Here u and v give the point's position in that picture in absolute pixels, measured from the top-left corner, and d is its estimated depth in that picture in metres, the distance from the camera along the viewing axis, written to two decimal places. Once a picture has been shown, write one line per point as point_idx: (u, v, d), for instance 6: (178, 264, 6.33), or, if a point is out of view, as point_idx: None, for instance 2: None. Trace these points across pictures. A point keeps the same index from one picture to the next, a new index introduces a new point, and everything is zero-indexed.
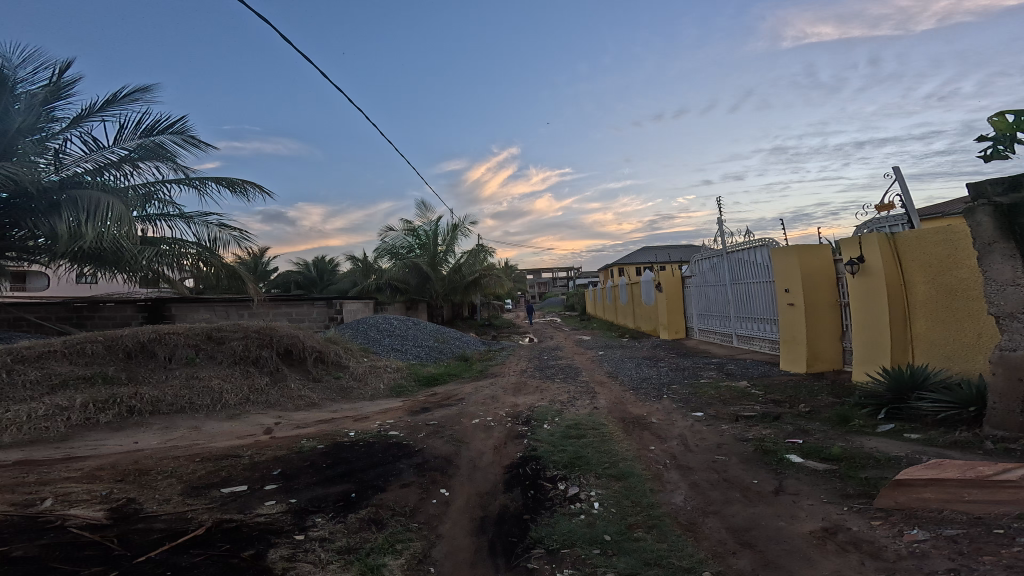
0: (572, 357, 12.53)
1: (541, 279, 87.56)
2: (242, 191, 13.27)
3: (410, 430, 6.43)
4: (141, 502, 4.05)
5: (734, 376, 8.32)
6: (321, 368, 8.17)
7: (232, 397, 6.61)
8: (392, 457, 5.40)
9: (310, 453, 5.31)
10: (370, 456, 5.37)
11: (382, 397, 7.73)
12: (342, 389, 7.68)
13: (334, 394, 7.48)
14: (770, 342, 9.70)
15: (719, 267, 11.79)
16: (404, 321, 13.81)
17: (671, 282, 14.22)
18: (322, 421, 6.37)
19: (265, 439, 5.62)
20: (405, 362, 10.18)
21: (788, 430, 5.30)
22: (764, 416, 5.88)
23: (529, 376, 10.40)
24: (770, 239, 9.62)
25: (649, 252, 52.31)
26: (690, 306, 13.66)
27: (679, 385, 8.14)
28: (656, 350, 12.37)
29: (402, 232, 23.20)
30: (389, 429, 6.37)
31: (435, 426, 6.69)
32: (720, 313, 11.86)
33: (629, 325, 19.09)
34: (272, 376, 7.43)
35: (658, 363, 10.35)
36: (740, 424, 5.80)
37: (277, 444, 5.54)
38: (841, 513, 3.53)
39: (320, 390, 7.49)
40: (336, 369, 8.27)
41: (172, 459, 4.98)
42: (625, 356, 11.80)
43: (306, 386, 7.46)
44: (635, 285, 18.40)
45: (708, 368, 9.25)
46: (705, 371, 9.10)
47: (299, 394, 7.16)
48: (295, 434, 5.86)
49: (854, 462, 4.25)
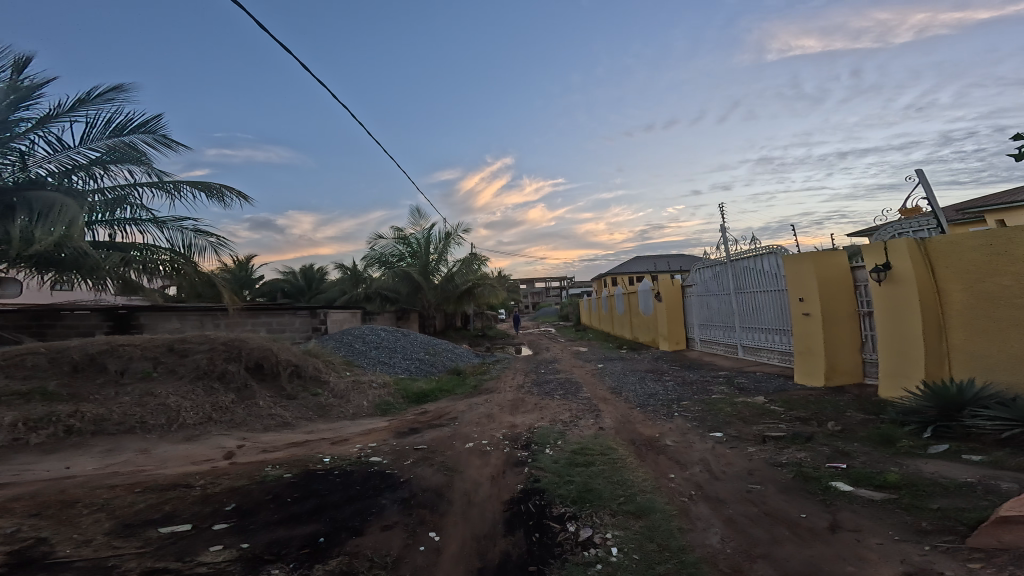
0: (570, 369, 11.90)
1: (534, 289, 87.17)
2: (219, 196, 12.55)
3: (397, 456, 5.68)
4: (54, 543, 3.27)
5: (748, 390, 7.76)
6: (298, 382, 7.38)
7: (191, 417, 5.81)
8: (373, 490, 4.65)
9: (274, 484, 4.53)
10: (346, 489, 4.61)
11: (366, 416, 6.96)
12: (320, 407, 6.89)
13: (310, 413, 6.69)
14: (781, 354, 9.19)
15: (723, 275, 11.33)
16: (391, 332, 12.99)
17: (671, 291, 13.74)
18: (294, 444, 5.59)
19: (224, 465, 4.84)
20: (392, 376, 9.40)
21: (827, 453, 4.74)
22: (794, 437, 5.30)
23: (527, 392, 9.73)
24: (779, 246, 9.14)
25: (643, 261, 52.20)
26: (691, 316, 13.14)
27: (691, 401, 7.52)
28: (659, 362, 11.80)
29: (394, 240, 22.45)
30: (371, 454, 5.61)
31: (424, 450, 5.95)
32: (724, 323, 11.36)
33: (627, 336, 18.52)
34: (239, 393, 6.59)
35: (664, 377, 9.74)
36: (767, 447, 5.22)
37: (237, 471, 4.75)
38: (923, 554, 2.99)
39: (295, 407, 6.70)
40: (314, 384, 7.48)
41: (106, 489, 4.16)
42: (626, 368, 11.20)
43: (278, 404, 6.66)
44: (633, 295, 17.91)
45: (717, 382, 8.68)
46: (714, 385, 8.52)
47: (270, 413, 6.36)
48: (261, 459, 5.08)
49: (916, 490, 3.73)
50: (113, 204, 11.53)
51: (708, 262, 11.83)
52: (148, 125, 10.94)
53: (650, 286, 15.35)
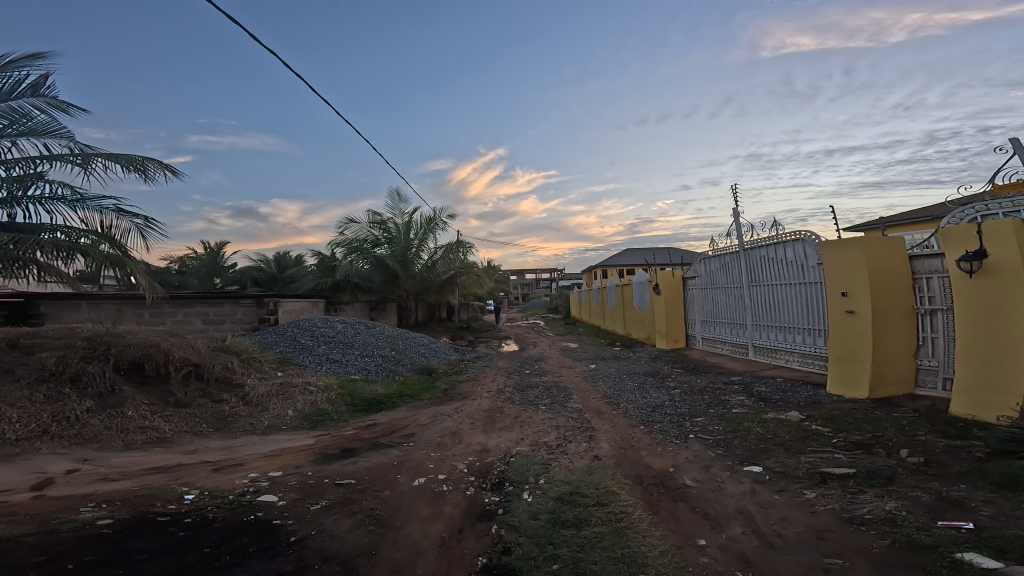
0: (558, 371, 10.34)
1: (524, 281, 85.69)
2: (143, 169, 10.53)
3: (304, 494, 4.01)
4: None
5: (774, 402, 6.29)
6: (196, 386, 5.68)
7: (11, 431, 4.13)
8: (230, 556, 2.96)
9: (69, 540, 2.88)
10: (183, 552, 2.91)
11: (285, 433, 5.26)
12: (220, 418, 5.26)
13: (204, 426, 5.05)
14: (803, 356, 7.72)
15: (731, 266, 9.62)
16: (347, 323, 11.08)
17: (670, 283, 11.86)
18: (153, 471, 3.98)
19: (20, 503, 3.25)
20: (338, 379, 7.63)
21: (928, 502, 3.41)
22: (868, 477, 3.88)
23: (507, 399, 8.15)
24: (808, 231, 7.44)
25: (635, 254, 51.14)
26: (691, 309, 11.53)
27: (707, 418, 6.03)
28: (658, 362, 10.35)
29: (368, 224, 20.01)
30: (265, 490, 3.94)
31: (353, 486, 4.29)
32: (730, 319, 9.77)
33: (620, 331, 17.07)
34: (100, 399, 4.89)
35: (666, 382, 8.26)
36: (832, 492, 3.75)
37: (33, 512, 3.17)
38: None
39: (182, 418, 5.05)
40: (219, 389, 5.79)
41: None
42: (622, 371, 9.69)
43: (156, 413, 4.98)
44: (627, 287, 16.38)
45: (732, 389, 7.22)
46: (730, 394, 7.03)
47: (140, 426, 4.72)
48: (86, 494, 3.48)
49: None
50: (14, 179, 9.52)
51: (716, 250, 10.09)
52: (42, 81, 8.89)
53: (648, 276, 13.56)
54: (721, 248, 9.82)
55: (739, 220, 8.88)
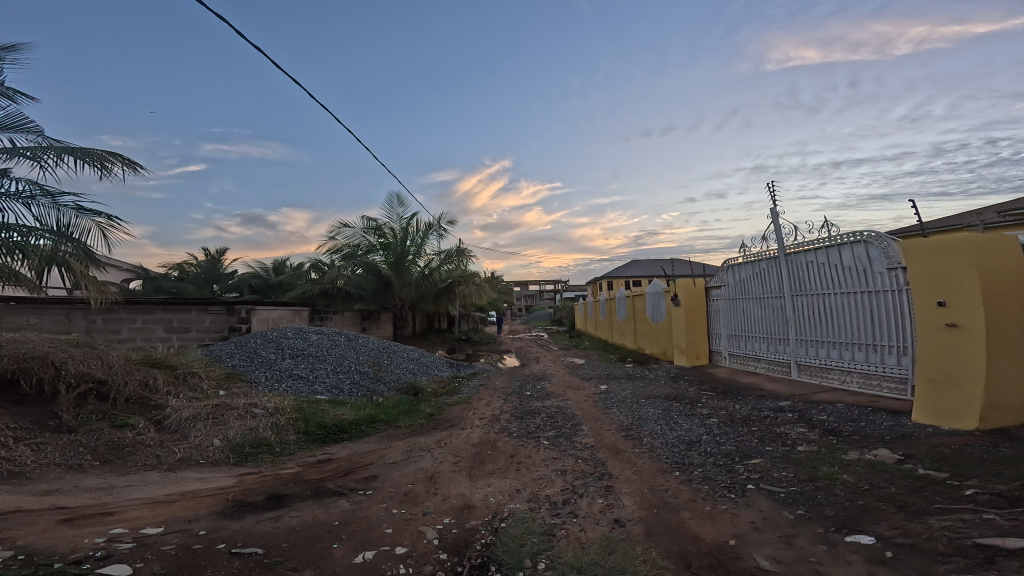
0: (563, 393, 8.94)
1: (527, 292, 84.39)
2: (102, 164, 9.50)
3: (175, 568, 2.80)
4: None
5: (850, 437, 4.93)
6: (94, 407, 4.67)
7: None
8: None
9: None
10: None
11: (205, 478, 4.01)
12: (112, 447, 4.19)
13: (84, 457, 3.99)
14: (865, 377, 6.31)
15: (767, 272, 8.21)
16: (325, 333, 9.76)
17: (692, 295, 10.46)
18: None
19: None
20: (297, 399, 6.30)
21: None
22: None
23: (502, 429, 6.78)
24: (871, 231, 6.01)
25: (642, 265, 49.65)
26: (717, 322, 10.07)
27: (764, 461, 4.64)
28: (680, 382, 8.93)
29: (361, 230, 18.68)
30: (115, 563, 2.75)
31: (258, 560, 2.98)
32: (766, 333, 8.33)
33: (630, 345, 15.58)
34: None
35: (695, 410, 6.85)
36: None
37: None
38: None
39: (58, 448, 4.00)
40: (127, 411, 4.77)
41: None
42: (638, 393, 8.28)
43: (21, 441, 3.93)
44: (639, 298, 14.96)
45: (783, 420, 5.81)
46: (783, 426, 5.62)
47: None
48: None
49: None
50: None
51: (747, 255, 8.67)
52: None
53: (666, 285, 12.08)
54: (754, 253, 8.38)
55: (778, 220, 7.51)
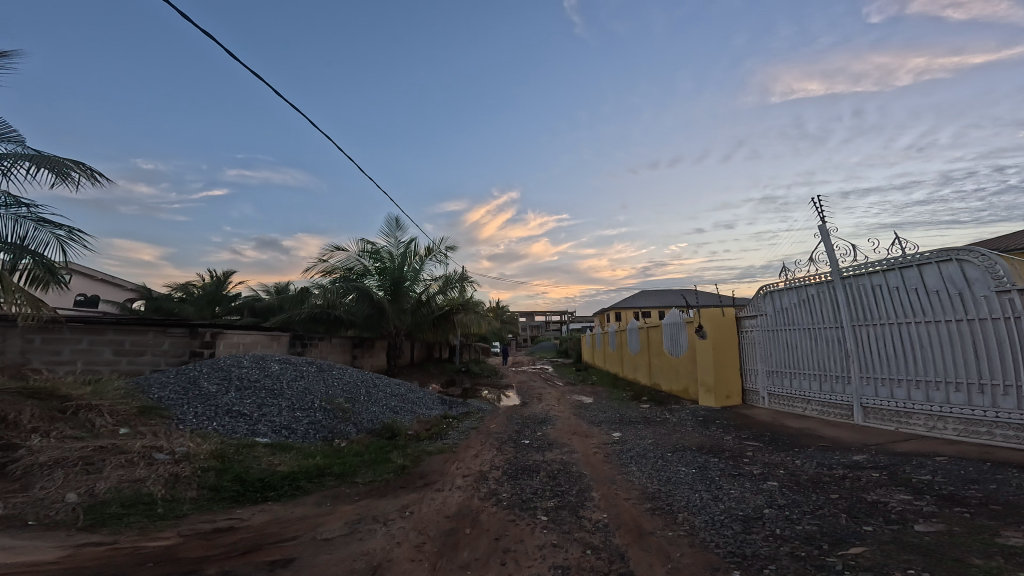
0: (571, 444, 7.35)
1: (533, 323, 82.68)
2: (65, 172, 8.90)
3: None
4: None
5: (981, 506, 3.40)
6: None
7: None
8: None
9: None
10: None
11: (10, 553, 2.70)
12: None
13: None
14: (965, 424, 4.82)
15: (816, 300, 6.89)
16: (293, 362, 8.44)
17: (720, 326, 8.96)
18: None
19: None
20: (224, 442, 4.95)
21: None
22: None
23: (489, 495, 5.23)
24: (966, 246, 4.82)
25: (653, 296, 47.95)
26: (752, 356, 8.57)
27: (868, 551, 3.09)
28: (711, 428, 7.33)
29: (357, 253, 17.56)
30: None
31: None
32: (817, 370, 6.86)
33: (645, 382, 13.89)
34: None
35: (740, 468, 5.27)
36: None
37: None
38: None
39: None
40: None
41: None
42: (662, 444, 6.71)
43: None
44: (654, 330, 13.43)
45: (870, 481, 4.28)
46: (870, 489, 4.10)
47: None
48: None
49: None
50: None
51: (790, 280, 7.36)
52: None
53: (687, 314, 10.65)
54: (799, 278, 7.11)
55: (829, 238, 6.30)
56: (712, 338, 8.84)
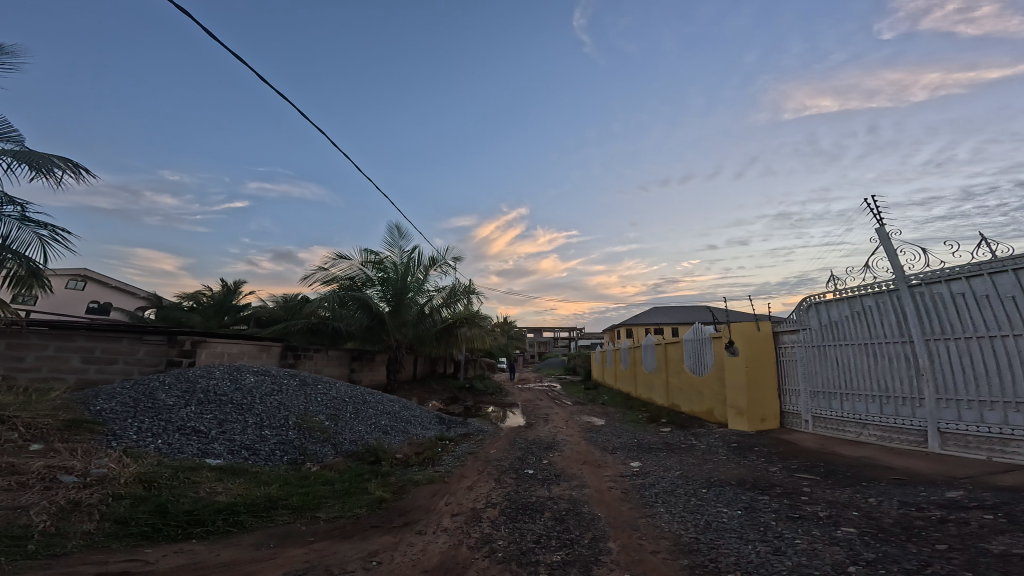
0: (582, 476, 6.31)
1: (541, 339, 81.13)
2: (50, 169, 8.57)
3: None
4: None
5: None
6: None
7: None
8: None
9: None
10: None
11: None
12: None
13: None
14: None
15: (873, 312, 6.17)
16: (273, 374, 7.67)
17: (757, 342, 8.06)
18: None
19: None
20: (166, 465, 4.17)
21: None
22: None
23: (485, 541, 4.26)
24: None
25: (664, 313, 46.56)
26: (793, 374, 7.70)
27: None
28: (751, 457, 6.27)
29: (360, 262, 16.69)
30: None
31: None
32: (877, 390, 6.07)
33: (661, 403, 12.76)
34: None
35: (799, 509, 4.25)
36: None
37: None
38: None
39: None
40: None
41: None
42: (690, 476, 5.69)
43: None
44: (673, 346, 12.37)
45: (984, 525, 3.46)
46: (993, 548, 3.13)
47: None
48: None
49: None
50: None
51: (839, 290, 6.61)
52: None
53: (715, 329, 9.63)
54: (852, 287, 6.37)
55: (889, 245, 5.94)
56: (745, 357, 7.98)
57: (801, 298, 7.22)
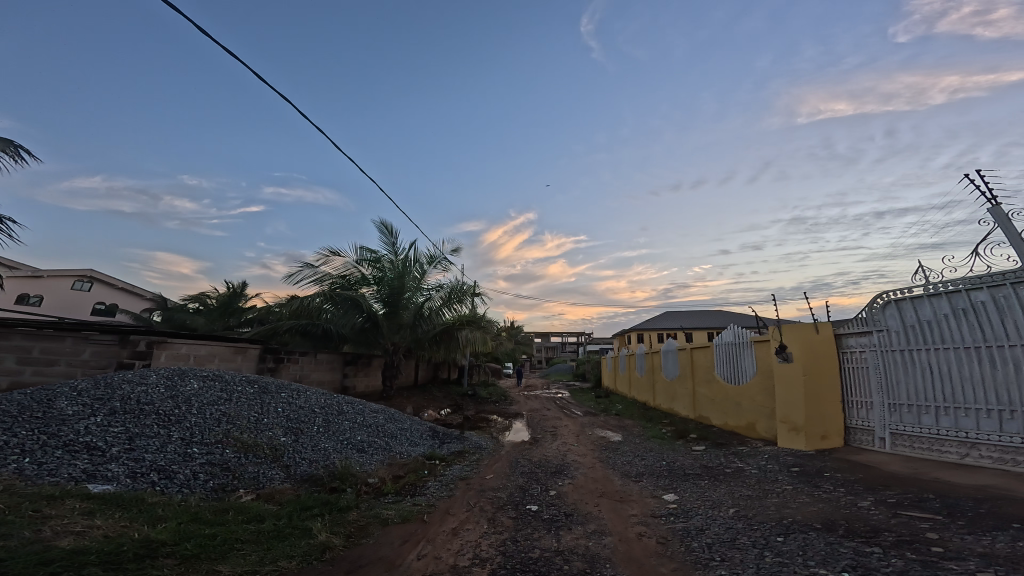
0: (602, 515, 4.91)
1: (549, 345, 79.40)
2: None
3: None
4: None
5: None
6: None
7: None
8: None
9: None
10: None
11: None
12: None
13: None
14: None
15: (985, 309, 5.09)
16: (227, 379, 6.49)
17: (816, 348, 6.81)
18: None
19: None
20: (10, 492, 3.23)
21: None
22: None
23: None
24: None
25: (676, 318, 44.80)
26: (864, 383, 6.39)
27: None
28: (826, 487, 4.84)
29: (354, 261, 15.42)
30: None
31: None
32: (994, 403, 4.92)
33: (687, 415, 11.27)
34: None
35: (945, 571, 2.84)
36: None
37: None
38: None
39: None
40: None
41: None
42: (747, 515, 4.28)
43: None
44: (699, 351, 10.88)
45: None
46: None
47: None
48: None
49: None
50: None
51: (936, 285, 5.56)
52: None
53: (757, 335, 8.37)
54: (960, 281, 5.35)
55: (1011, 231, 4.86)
56: (802, 364, 6.76)
57: (881, 295, 6.17)
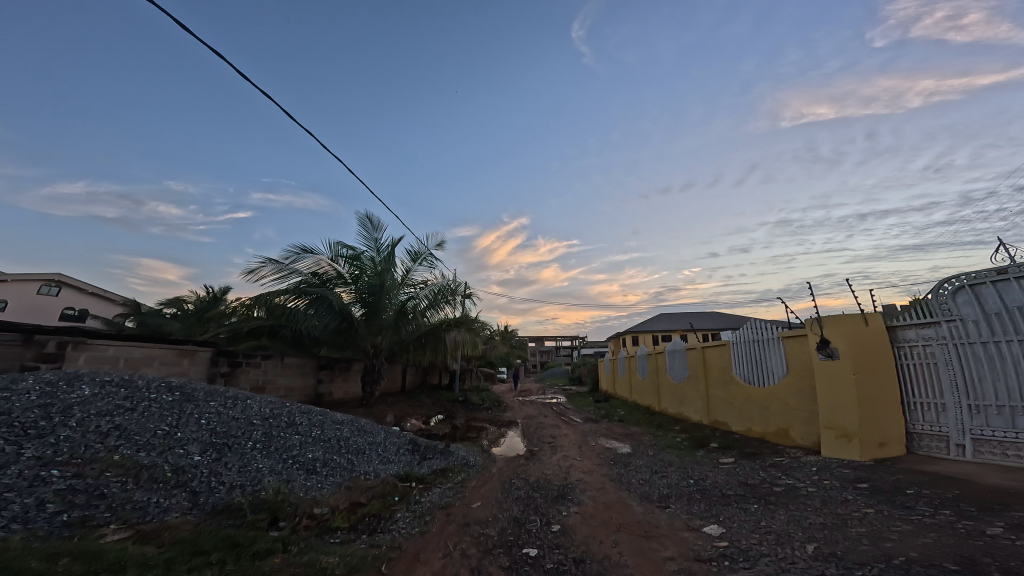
0: (626, 559, 3.63)
1: (543, 348, 78.01)
2: None
3: None
4: None
5: None
6: None
7: None
8: None
9: None
10: None
11: None
12: None
13: None
14: None
15: None
16: (139, 385, 5.26)
17: (865, 341, 5.68)
18: None
19: None
20: None
21: None
22: None
23: None
24: None
25: (672, 319, 43.82)
26: (931, 382, 5.24)
27: None
28: (921, 511, 3.66)
29: (328, 257, 13.97)
30: None
31: None
32: None
33: (700, 420, 10.04)
34: None
35: None
36: None
37: None
38: None
39: None
40: None
41: None
42: (833, 557, 3.07)
43: None
44: (713, 350, 9.68)
45: None
46: None
47: None
48: None
49: None
50: None
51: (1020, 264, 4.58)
52: None
53: (788, 329, 7.27)
54: None
55: None
56: (851, 362, 5.62)
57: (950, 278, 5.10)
